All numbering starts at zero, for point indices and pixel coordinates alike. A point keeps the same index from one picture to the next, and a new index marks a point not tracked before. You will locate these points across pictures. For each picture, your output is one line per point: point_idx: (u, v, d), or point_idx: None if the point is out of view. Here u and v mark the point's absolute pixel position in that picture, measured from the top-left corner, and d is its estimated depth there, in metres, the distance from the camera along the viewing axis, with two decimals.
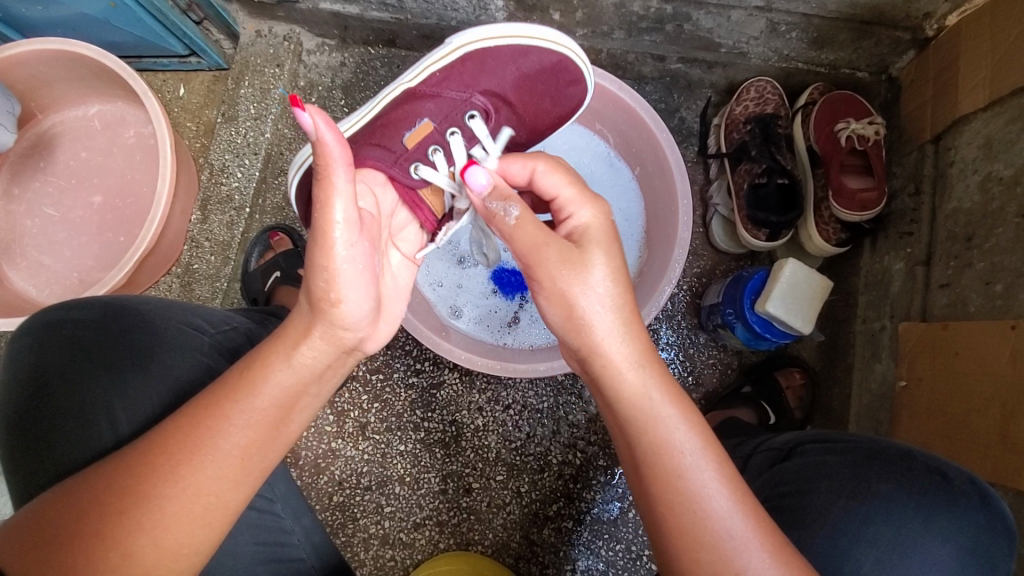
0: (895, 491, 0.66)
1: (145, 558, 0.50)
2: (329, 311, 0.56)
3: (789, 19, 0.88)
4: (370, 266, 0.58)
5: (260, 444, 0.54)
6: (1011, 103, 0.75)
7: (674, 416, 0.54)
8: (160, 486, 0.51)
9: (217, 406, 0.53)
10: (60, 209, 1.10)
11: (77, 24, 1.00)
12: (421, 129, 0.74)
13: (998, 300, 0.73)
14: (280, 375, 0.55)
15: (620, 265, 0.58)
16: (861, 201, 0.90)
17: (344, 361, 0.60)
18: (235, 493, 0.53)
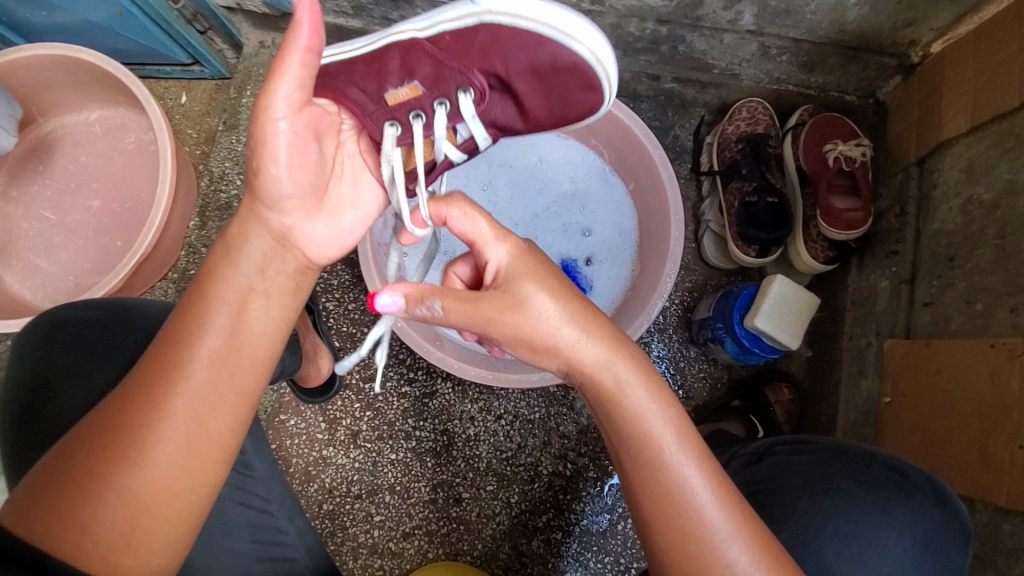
0: (855, 488, 0.68)
1: (139, 493, 0.50)
2: (263, 187, 0.56)
3: (779, 43, 0.91)
4: (304, 148, 0.57)
5: (226, 353, 0.54)
6: (992, 127, 0.78)
7: (658, 419, 0.55)
8: (143, 417, 0.51)
9: (186, 320, 0.54)
10: (57, 212, 1.11)
11: (82, 30, 1.02)
12: (409, 89, 0.64)
13: (978, 319, 0.75)
14: (227, 273, 0.56)
15: (572, 301, 0.58)
16: (847, 220, 0.93)
17: (281, 257, 0.59)
18: (217, 419, 0.54)
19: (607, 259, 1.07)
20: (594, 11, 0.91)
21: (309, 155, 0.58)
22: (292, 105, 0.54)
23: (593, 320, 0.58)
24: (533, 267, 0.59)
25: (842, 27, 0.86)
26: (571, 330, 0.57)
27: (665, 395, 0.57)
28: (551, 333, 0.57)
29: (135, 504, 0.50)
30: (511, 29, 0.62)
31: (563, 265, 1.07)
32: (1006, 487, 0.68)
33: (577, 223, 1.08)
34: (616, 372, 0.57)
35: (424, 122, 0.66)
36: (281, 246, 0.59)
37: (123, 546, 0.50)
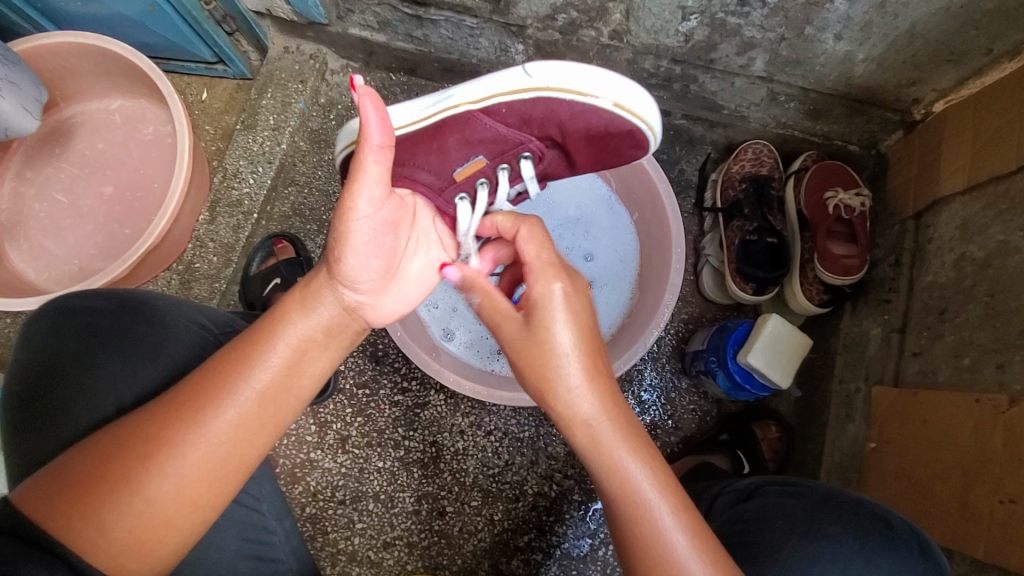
0: (842, 535, 0.68)
1: (163, 502, 0.53)
2: (340, 268, 0.59)
3: (788, 90, 0.94)
4: (381, 239, 0.60)
5: (276, 391, 0.58)
6: (987, 189, 0.80)
7: (636, 461, 0.55)
8: (183, 436, 0.54)
9: (242, 357, 0.57)
10: (69, 195, 1.12)
11: (113, 22, 1.04)
12: (473, 163, 0.73)
13: (965, 372, 0.77)
14: (294, 323, 0.60)
15: (586, 328, 0.59)
16: (843, 265, 0.95)
17: (346, 324, 0.63)
18: (252, 449, 0.57)
19: (607, 285, 1.09)
20: (612, 46, 0.94)
21: (385, 243, 0.61)
22: (371, 200, 0.54)
23: (598, 359, 0.58)
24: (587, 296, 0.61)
25: (849, 80, 0.90)
26: (575, 367, 0.57)
27: (646, 449, 0.56)
28: (584, 413, 0.56)
29: (159, 513, 0.53)
30: (567, 104, 0.68)
31: None
32: (983, 540, 0.69)
33: (580, 247, 1.10)
34: (599, 421, 0.56)
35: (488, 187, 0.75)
36: (346, 314, 0.62)
37: (137, 550, 0.53)
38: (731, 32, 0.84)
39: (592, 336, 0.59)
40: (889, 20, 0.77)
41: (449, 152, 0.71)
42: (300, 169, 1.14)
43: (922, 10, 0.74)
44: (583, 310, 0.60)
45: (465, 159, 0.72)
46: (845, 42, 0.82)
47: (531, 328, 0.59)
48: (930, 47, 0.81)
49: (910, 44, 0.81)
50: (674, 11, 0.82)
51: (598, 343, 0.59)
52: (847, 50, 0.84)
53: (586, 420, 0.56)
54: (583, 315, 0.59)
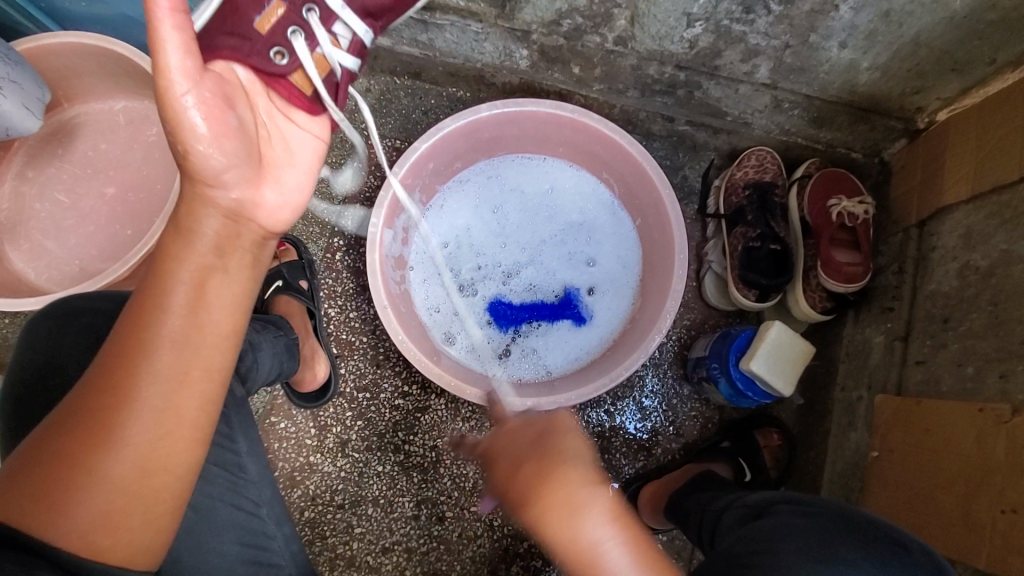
0: (859, 559, 0.65)
1: (112, 470, 0.51)
2: (196, 165, 0.56)
3: (792, 98, 0.94)
4: (217, 119, 0.56)
5: (188, 331, 0.55)
6: (991, 198, 0.80)
7: (621, 552, 0.56)
8: (107, 402, 0.52)
9: (140, 306, 0.54)
10: (72, 196, 1.12)
11: (118, 24, 1.05)
12: (272, 8, 0.64)
13: (969, 381, 0.77)
14: (181, 257, 0.56)
15: (544, 458, 0.61)
16: (846, 273, 0.95)
17: (239, 231, 0.60)
18: (188, 395, 0.54)
19: (609, 290, 1.09)
20: (617, 51, 0.94)
21: (228, 124, 0.57)
22: (183, 69, 0.54)
23: (557, 470, 0.60)
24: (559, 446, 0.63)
25: (853, 88, 0.90)
26: (551, 484, 0.59)
27: (637, 536, 0.58)
28: (579, 525, 0.57)
29: (113, 485, 0.51)
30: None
31: (565, 293, 1.09)
32: (986, 551, 0.68)
33: (582, 252, 1.10)
34: (588, 528, 0.57)
35: (305, 36, 0.66)
36: (234, 221, 0.59)
37: (106, 524, 0.50)
38: (735, 39, 0.85)
39: (542, 442, 0.63)
40: (894, 28, 0.77)
41: (242, 10, 0.64)
42: None
43: (927, 19, 0.75)
44: (532, 422, 0.67)
45: (259, 4, 0.63)
46: (849, 50, 0.82)
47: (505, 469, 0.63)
48: (933, 56, 0.81)
49: (914, 53, 0.81)
50: (679, 18, 0.83)
51: (560, 449, 0.62)
52: (850, 58, 0.84)
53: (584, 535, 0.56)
54: (536, 457, 0.61)
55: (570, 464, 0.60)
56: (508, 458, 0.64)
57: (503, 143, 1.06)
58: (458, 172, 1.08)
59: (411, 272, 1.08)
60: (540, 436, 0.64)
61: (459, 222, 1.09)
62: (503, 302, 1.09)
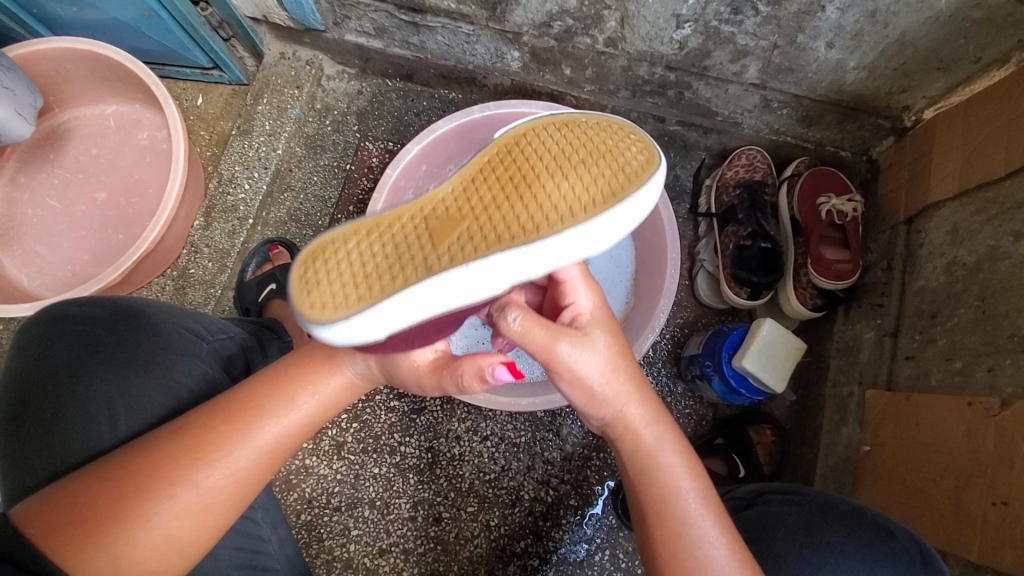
0: (844, 544, 0.68)
1: (150, 532, 0.54)
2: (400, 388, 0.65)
3: (781, 97, 0.95)
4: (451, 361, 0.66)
5: (278, 441, 0.60)
6: (977, 195, 0.81)
7: (679, 469, 0.58)
8: (188, 465, 0.56)
9: (259, 394, 0.60)
10: (64, 201, 1.12)
11: (108, 29, 1.04)
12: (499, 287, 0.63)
13: (957, 375, 0.78)
14: (309, 378, 0.61)
15: (619, 345, 0.60)
16: (837, 270, 0.96)
17: (357, 390, 0.65)
18: (245, 489, 0.59)
19: (602, 290, 1.09)
20: (607, 53, 0.95)
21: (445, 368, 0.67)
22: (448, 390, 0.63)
23: (633, 372, 0.60)
24: (610, 325, 0.61)
25: (840, 88, 0.91)
26: (618, 382, 0.59)
27: (687, 454, 0.60)
28: (633, 419, 0.59)
29: (144, 543, 0.54)
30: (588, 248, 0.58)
31: None
32: (977, 543, 0.69)
33: None
34: (647, 425, 0.60)
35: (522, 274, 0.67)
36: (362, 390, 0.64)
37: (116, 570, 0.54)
38: (725, 39, 0.85)
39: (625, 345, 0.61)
40: (880, 28, 0.78)
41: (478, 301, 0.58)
42: (295, 174, 1.14)
43: (913, 19, 0.76)
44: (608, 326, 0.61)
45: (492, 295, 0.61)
46: (836, 50, 0.83)
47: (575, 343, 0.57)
48: (919, 55, 0.82)
49: (901, 53, 0.82)
50: (669, 19, 0.84)
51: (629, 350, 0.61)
52: (838, 58, 0.85)
53: (638, 426, 0.59)
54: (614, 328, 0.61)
55: (640, 384, 0.60)
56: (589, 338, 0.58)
57: None
58: None
59: None
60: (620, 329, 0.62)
61: None
62: None
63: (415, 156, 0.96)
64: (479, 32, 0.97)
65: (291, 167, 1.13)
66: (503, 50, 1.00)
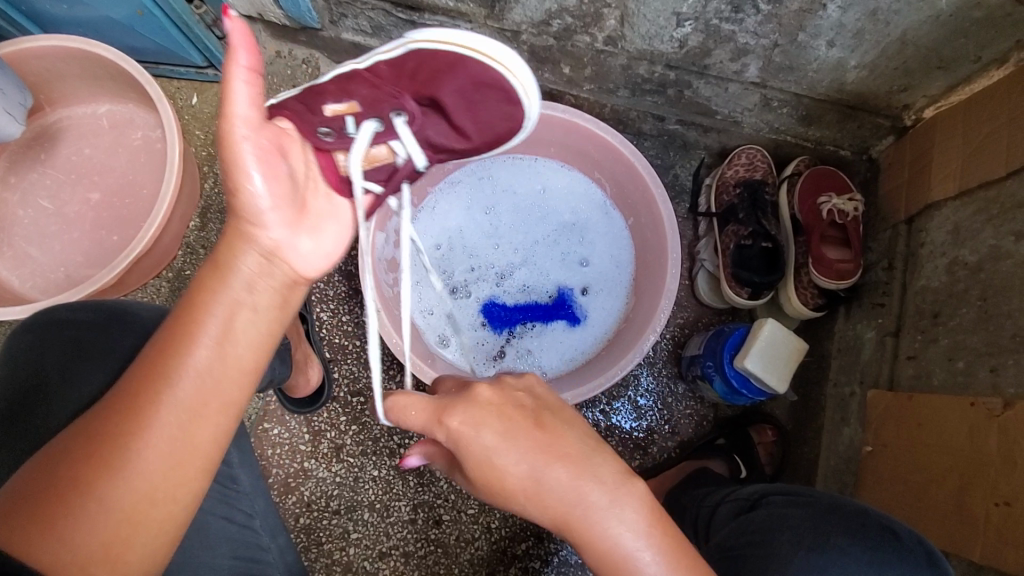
0: (851, 546, 0.67)
1: (121, 503, 0.50)
2: (240, 203, 0.56)
3: (781, 96, 0.95)
4: (277, 167, 0.57)
5: (216, 368, 0.53)
6: (979, 194, 0.81)
7: (632, 544, 0.50)
8: (127, 425, 0.50)
9: (177, 330, 0.53)
10: (56, 202, 1.10)
11: (101, 27, 1.03)
12: (346, 106, 0.63)
13: (959, 376, 0.78)
14: (216, 288, 0.55)
15: (504, 427, 0.52)
16: (838, 270, 0.95)
17: (269, 271, 0.57)
18: (204, 430, 0.53)
19: (603, 290, 1.09)
20: (606, 52, 0.94)
21: (280, 172, 0.58)
22: (249, 125, 0.54)
23: (534, 446, 0.52)
24: (485, 410, 0.53)
25: (841, 86, 0.91)
26: (518, 469, 0.51)
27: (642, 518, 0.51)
28: (555, 507, 0.51)
29: (116, 514, 0.50)
30: (446, 57, 0.61)
31: (559, 293, 1.09)
32: (980, 543, 0.69)
33: (576, 253, 1.10)
34: (571, 504, 0.51)
35: (379, 129, 0.64)
36: (269, 263, 0.57)
37: (102, 555, 0.49)
38: (725, 38, 0.85)
39: (512, 416, 0.53)
40: (881, 27, 0.78)
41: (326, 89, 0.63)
42: None
43: (913, 17, 0.75)
44: (480, 413, 0.53)
45: (340, 94, 0.63)
46: (837, 48, 0.83)
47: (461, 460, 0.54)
48: (921, 54, 0.82)
49: (901, 52, 0.82)
50: (669, 17, 0.83)
51: (520, 422, 0.53)
52: (839, 57, 0.84)
53: (565, 508, 0.51)
54: (483, 409, 0.53)
55: (545, 460, 0.51)
56: (469, 447, 0.53)
57: None
58: (450, 173, 1.08)
59: None
60: (498, 405, 0.54)
61: (451, 224, 1.09)
62: (496, 303, 1.09)
63: None
64: (477, 30, 0.96)
65: None
66: (501, 48, 0.99)
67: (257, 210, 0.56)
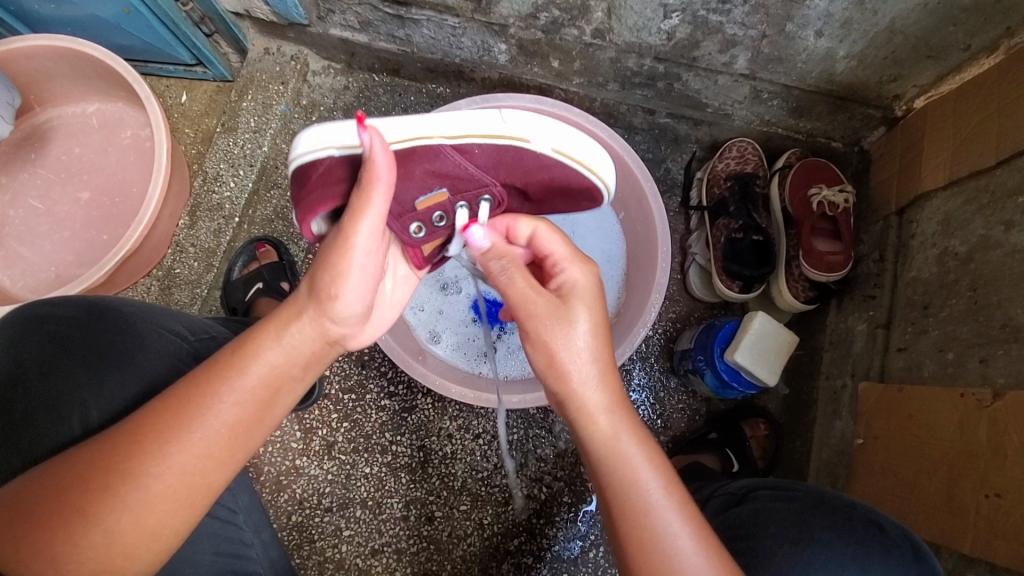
0: (835, 540, 0.67)
1: (123, 534, 0.51)
2: (326, 300, 0.56)
3: (771, 88, 0.94)
4: (374, 268, 0.59)
5: (245, 421, 0.55)
6: (968, 184, 0.81)
7: (643, 461, 0.56)
8: (142, 464, 0.51)
9: (208, 382, 0.54)
10: (46, 202, 1.10)
11: (88, 25, 1.02)
12: (436, 195, 0.67)
13: (949, 367, 0.77)
14: (270, 350, 0.56)
15: (603, 327, 0.59)
16: (828, 262, 0.95)
17: (327, 352, 0.59)
18: (219, 474, 0.54)
19: None
20: (594, 45, 0.93)
21: (376, 276, 0.60)
22: (368, 235, 0.55)
23: (611, 369, 0.59)
24: (598, 302, 0.60)
25: (831, 77, 0.90)
26: (593, 366, 0.57)
27: (648, 442, 0.58)
28: (596, 405, 0.57)
29: (116, 547, 0.51)
30: (538, 158, 0.70)
31: None
32: (971, 536, 0.69)
33: None
34: (614, 413, 0.57)
35: (467, 211, 0.69)
36: (328, 347, 0.59)
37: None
38: (712, 30, 0.84)
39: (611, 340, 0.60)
40: (869, 17, 0.77)
41: (414, 179, 0.66)
42: (282, 172, 1.12)
43: (901, 7, 0.75)
44: (601, 311, 0.60)
45: (429, 188, 0.67)
46: (825, 39, 0.82)
47: (561, 308, 0.58)
48: (909, 43, 0.81)
49: (890, 41, 0.81)
50: (656, 9, 0.82)
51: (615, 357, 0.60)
52: (827, 47, 0.84)
53: (603, 412, 0.57)
54: (602, 308, 0.60)
55: (610, 373, 0.58)
56: (575, 314, 0.58)
57: None
58: None
59: None
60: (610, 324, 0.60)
61: None
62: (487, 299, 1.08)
63: None
64: (465, 24, 0.95)
65: (277, 163, 1.11)
66: (489, 43, 0.98)
67: (343, 310, 0.57)
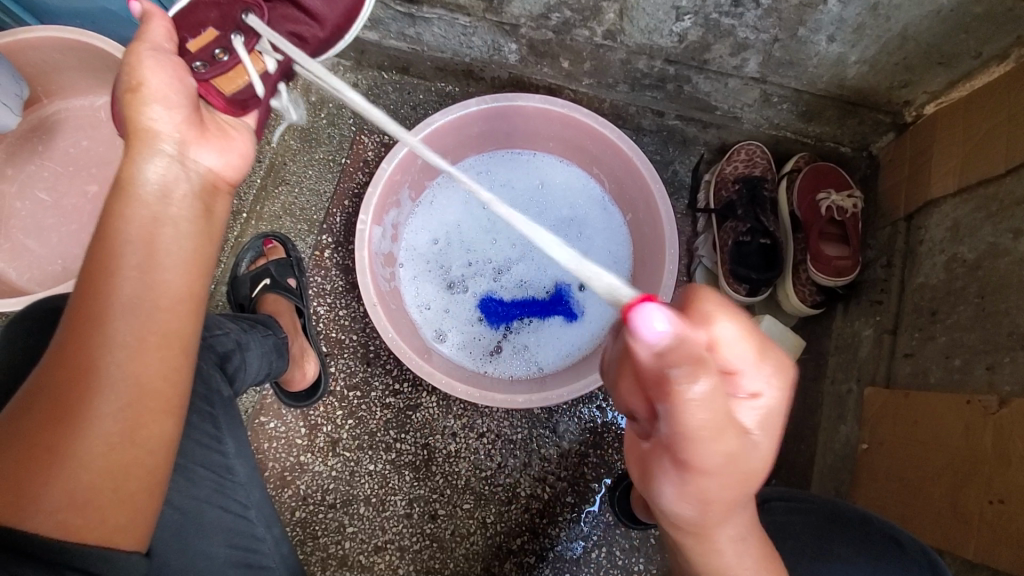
0: (853, 555, 0.68)
1: (89, 453, 0.47)
2: (137, 117, 0.56)
3: (781, 92, 0.94)
4: (183, 84, 0.59)
5: (147, 294, 0.51)
6: (978, 191, 0.81)
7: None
8: (78, 375, 0.48)
9: (97, 266, 0.51)
10: (53, 195, 1.10)
11: (99, 18, 1.02)
12: (206, 34, 0.65)
13: (956, 373, 0.78)
14: (127, 215, 0.53)
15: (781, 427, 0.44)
16: (836, 266, 0.95)
17: (187, 180, 0.57)
18: (152, 357, 0.51)
19: None
20: (605, 46, 0.93)
21: (186, 86, 0.59)
22: (149, 48, 0.59)
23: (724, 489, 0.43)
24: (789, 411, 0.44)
25: (842, 82, 0.90)
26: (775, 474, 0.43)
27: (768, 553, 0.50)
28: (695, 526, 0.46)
29: (89, 463, 0.47)
30: None
31: (556, 289, 1.09)
32: (973, 541, 0.69)
33: (573, 248, 1.09)
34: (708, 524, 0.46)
35: (244, 40, 0.67)
36: (183, 166, 0.57)
37: (84, 507, 0.46)
38: (724, 32, 0.84)
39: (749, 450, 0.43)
40: (881, 22, 0.77)
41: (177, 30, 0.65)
42: (290, 168, 1.12)
43: (914, 13, 0.75)
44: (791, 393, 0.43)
45: (191, 29, 0.65)
46: (837, 44, 0.82)
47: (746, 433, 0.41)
48: (921, 50, 0.81)
49: (901, 47, 0.81)
50: (668, 11, 0.82)
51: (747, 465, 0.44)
52: (839, 52, 0.84)
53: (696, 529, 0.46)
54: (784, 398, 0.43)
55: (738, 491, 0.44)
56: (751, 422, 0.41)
57: (493, 138, 1.06)
58: (448, 168, 1.08)
59: (402, 268, 1.07)
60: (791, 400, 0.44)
61: (449, 218, 1.09)
62: (494, 298, 1.08)
63: (411, 150, 0.97)
64: (476, 24, 0.96)
65: (286, 160, 1.10)
66: (500, 42, 0.98)
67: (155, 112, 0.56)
